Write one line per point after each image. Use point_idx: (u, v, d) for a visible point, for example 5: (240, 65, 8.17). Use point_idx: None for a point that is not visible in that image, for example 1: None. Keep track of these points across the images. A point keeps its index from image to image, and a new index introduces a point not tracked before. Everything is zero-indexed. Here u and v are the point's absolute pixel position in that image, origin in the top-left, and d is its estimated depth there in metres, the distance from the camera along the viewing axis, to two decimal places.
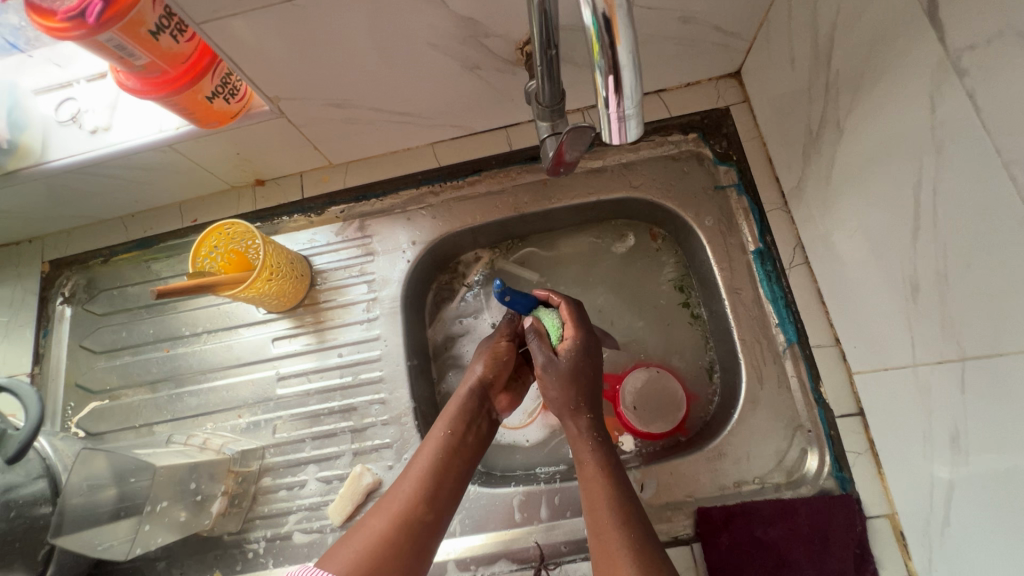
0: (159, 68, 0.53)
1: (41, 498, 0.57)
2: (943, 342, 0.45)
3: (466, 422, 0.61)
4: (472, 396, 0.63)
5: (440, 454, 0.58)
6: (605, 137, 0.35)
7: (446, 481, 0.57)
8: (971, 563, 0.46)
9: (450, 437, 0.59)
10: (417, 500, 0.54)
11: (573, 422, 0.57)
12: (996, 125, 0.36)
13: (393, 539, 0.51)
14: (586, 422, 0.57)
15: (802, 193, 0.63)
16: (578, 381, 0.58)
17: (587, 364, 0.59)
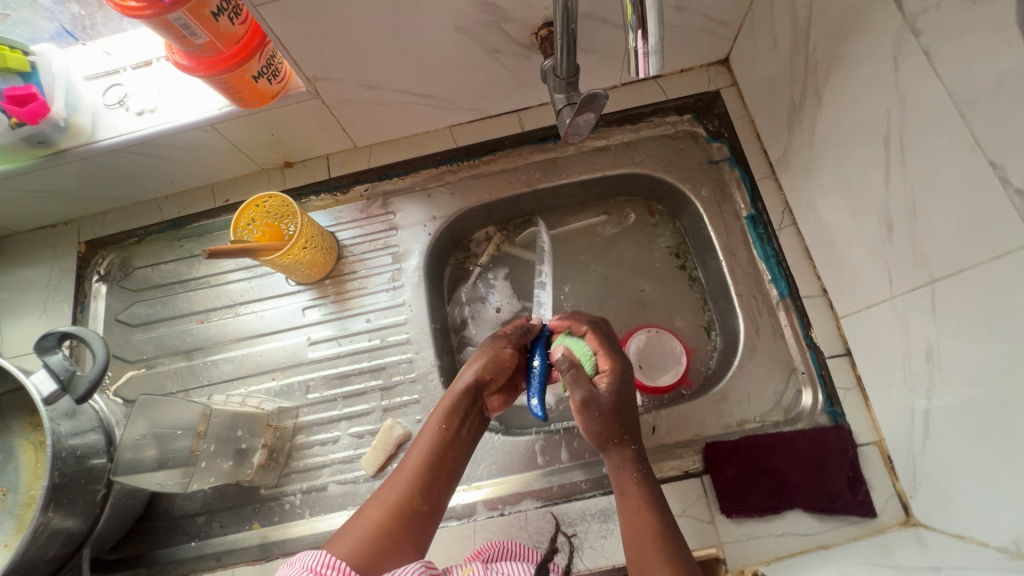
0: (215, 48, 0.59)
1: (94, 449, 0.60)
2: (916, 270, 0.51)
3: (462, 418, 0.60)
4: (466, 392, 0.62)
5: (434, 449, 0.57)
6: (631, 72, 0.42)
7: (439, 477, 0.56)
8: (949, 467, 0.52)
9: (443, 433, 0.58)
10: (414, 491, 0.54)
11: (614, 453, 0.56)
12: (947, 74, 0.43)
13: (389, 529, 0.52)
14: (627, 448, 0.56)
15: (788, 161, 0.70)
16: (617, 415, 0.57)
17: (622, 391, 0.58)
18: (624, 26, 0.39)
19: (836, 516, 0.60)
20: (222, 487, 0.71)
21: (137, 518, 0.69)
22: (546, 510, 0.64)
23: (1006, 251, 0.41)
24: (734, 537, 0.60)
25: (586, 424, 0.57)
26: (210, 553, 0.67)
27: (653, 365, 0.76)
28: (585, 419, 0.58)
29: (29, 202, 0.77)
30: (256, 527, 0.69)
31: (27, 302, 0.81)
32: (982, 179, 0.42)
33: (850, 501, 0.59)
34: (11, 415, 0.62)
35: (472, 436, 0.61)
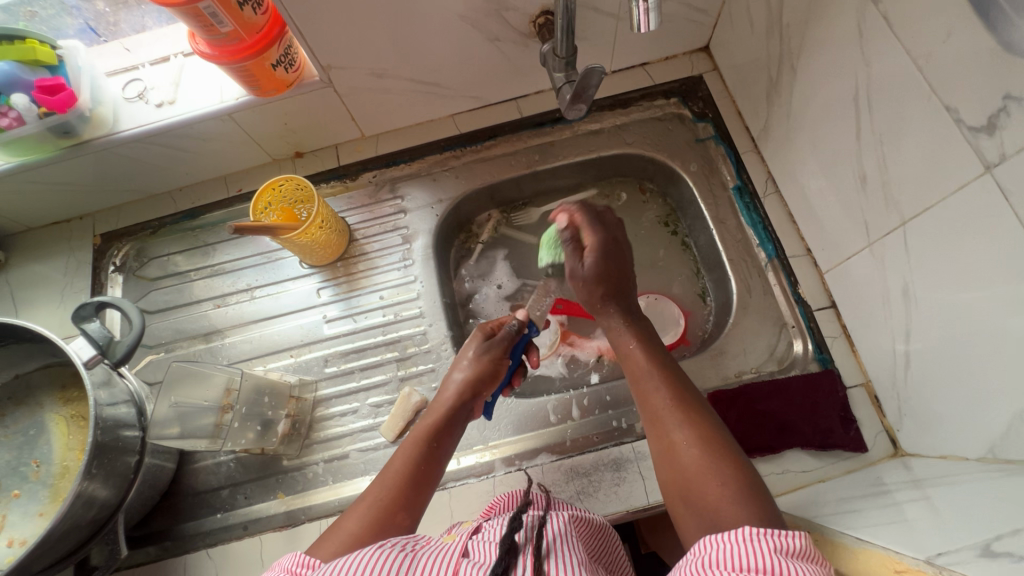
0: (238, 37, 0.63)
1: (126, 422, 0.60)
2: (889, 215, 0.57)
3: (445, 431, 0.60)
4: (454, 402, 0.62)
5: (419, 462, 0.57)
6: (634, 27, 0.45)
7: (426, 482, 0.56)
8: (930, 393, 0.57)
9: (426, 444, 0.58)
10: (396, 504, 0.53)
11: (604, 313, 0.65)
12: (903, 33, 0.49)
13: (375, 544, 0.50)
14: (616, 309, 0.65)
15: (768, 134, 0.77)
16: (604, 282, 0.65)
17: (612, 262, 0.66)
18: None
19: (831, 452, 0.65)
20: (245, 460, 0.72)
21: (161, 494, 0.71)
22: (560, 463, 0.68)
23: (963, 183, 0.47)
24: None
25: (579, 291, 0.67)
26: (237, 524, 0.69)
27: (654, 328, 0.81)
28: (578, 287, 0.67)
29: (48, 195, 0.80)
30: (280, 497, 0.71)
31: (44, 293, 0.82)
32: (940, 123, 0.48)
33: (843, 438, 0.64)
34: (44, 391, 0.64)
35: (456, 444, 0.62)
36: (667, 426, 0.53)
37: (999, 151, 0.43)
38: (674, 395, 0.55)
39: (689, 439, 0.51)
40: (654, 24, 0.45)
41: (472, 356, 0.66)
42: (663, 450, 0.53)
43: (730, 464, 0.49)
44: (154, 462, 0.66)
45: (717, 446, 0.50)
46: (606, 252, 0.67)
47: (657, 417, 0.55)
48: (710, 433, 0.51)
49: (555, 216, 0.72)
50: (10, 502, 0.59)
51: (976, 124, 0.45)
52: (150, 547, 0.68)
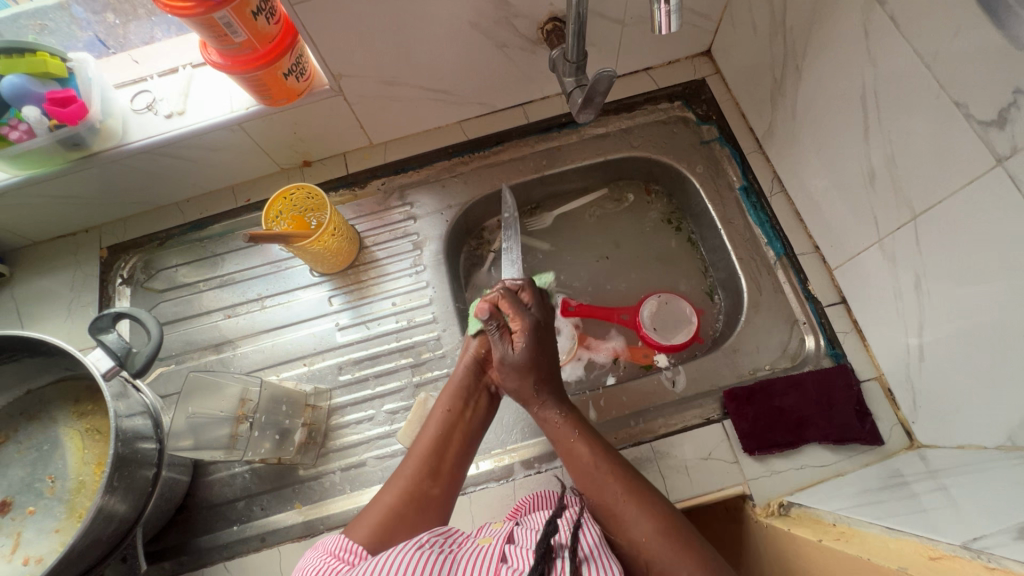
0: (251, 47, 0.63)
1: (143, 435, 0.59)
2: (899, 210, 0.58)
3: (465, 402, 0.67)
4: (469, 372, 0.68)
5: (443, 432, 0.64)
6: (655, 29, 0.46)
7: (451, 454, 0.63)
8: (945, 385, 0.58)
9: (449, 413, 0.65)
10: (423, 474, 0.60)
11: (537, 405, 0.64)
12: (910, 32, 0.51)
13: (407, 513, 0.57)
14: (548, 401, 0.64)
15: (773, 135, 0.78)
16: (534, 370, 0.64)
17: (539, 346, 0.66)
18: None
19: (849, 445, 0.65)
20: (260, 471, 0.72)
21: (176, 507, 0.70)
22: None
23: (975, 176, 0.48)
24: (757, 473, 0.65)
25: (507, 379, 0.65)
26: (254, 535, 0.68)
27: (667, 327, 0.82)
28: (507, 378, 0.65)
29: (54, 208, 0.79)
30: (297, 507, 0.70)
31: (50, 308, 0.81)
32: (949, 118, 0.49)
33: (860, 431, 0.65)
34: (57, 405, 0.63)
35: (482, 415, 0.67)
36: (625, 522, 0.55)
37: (1010, 144, 0.44)
38: (627, 487, 0.57)
39: (649, 535, 0.53)
40: (675, 25, 0.46)
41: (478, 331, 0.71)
42: (624, 546, 0.55)
43: (691, 554, 0.52)
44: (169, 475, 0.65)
45: (675, 535, 0.53)
46: (534, 333, 0.66)
47: (614, 514, 0.56)
48: (668, 523, 0.54)
49: (476, 308, 0.66)
50: (26, 518, 0.59)
51: (986, 119, 0.46)
52: (166, 563, 0.67)
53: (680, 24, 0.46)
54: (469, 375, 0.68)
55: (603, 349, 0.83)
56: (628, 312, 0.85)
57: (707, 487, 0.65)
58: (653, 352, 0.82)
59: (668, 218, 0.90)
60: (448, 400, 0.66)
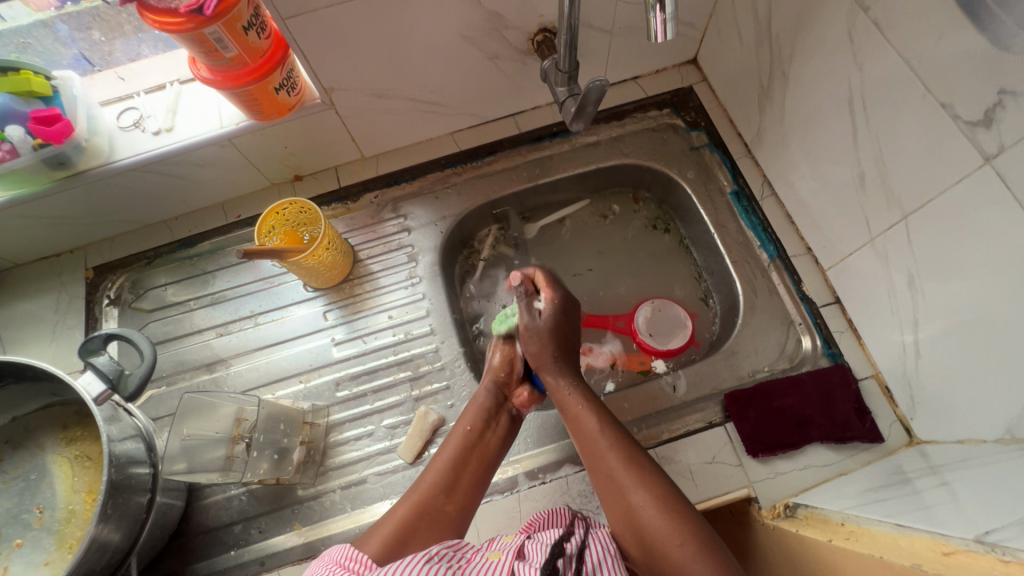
0: (242, 61, 0.63)
1: (136, 459, 0.58)
2: (890, 210, 0.59)
3: (485, 423, 0.66)
4: (489, 392, 0.69)
5: (463, 451, 0.63)
6: (652, 37, 0.47)
7: (469, 472, 0.62)
8: (942, 380, 0.59)
9: (470, 433, 0.65)
10: (439, 489, 0.60)
11: (551, 372, 0.68)
12: (895, 37, 0.52)
13: (421, 527, 0.56)
14: (563, 371, 0.68)
15: (762, 139, 0.79)
16: (554, 335, 0.69)
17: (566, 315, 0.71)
18: (646, 5, 0.45)
19: (850, 444, 0.66)
20: (257, 492, 0.70)
21: (170, 534, 0.68)
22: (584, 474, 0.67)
23: (962, 176, 0.50)
24: (761, 476, 0.65)
25: (530, 342, 0.69)
26: (253, 559, 0.66)
27: (663, 331, 0.83)
28: (530, 340, 0.69)
29: (37, 229, 0.77)
30: (297, 529, 0.68)
31: (34, 332, 0.79)
32: (936, 119, 0.50)
33: (861, 429, 0.65)
34: (44, 432, 0.61)
35: (502, 437, 0.66)
36: (625, 488, 0.55)
37: (997, 142, 0.46)
38: (628, 457, 0.57)
39: (646, 500, 0.53)
40: (671, 33, 0.46)
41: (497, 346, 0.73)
42: (621, 511, 0.54)
43: (686, 523, 0.51)
44: (164, 501, 0.63)
45: (673, 505, 0.53)
46: (564, 307, 0.71)
47: (614, 479, 0.56)
48: (666, 491, 0.54)
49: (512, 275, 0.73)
50: (13, 552, 0.56)
51: (973, 119, 0.47)
52: None
53: (675, 32, 0.47)
54: (490, 396, 0.69)
55: (601, 356, 0.83)
56: (624, 319, 0.85)
57: (713, 491, 0.65)
58: (649, 358, 0.82)
59: (652, 225, 0.91)
60: (468, 420, 0.66)
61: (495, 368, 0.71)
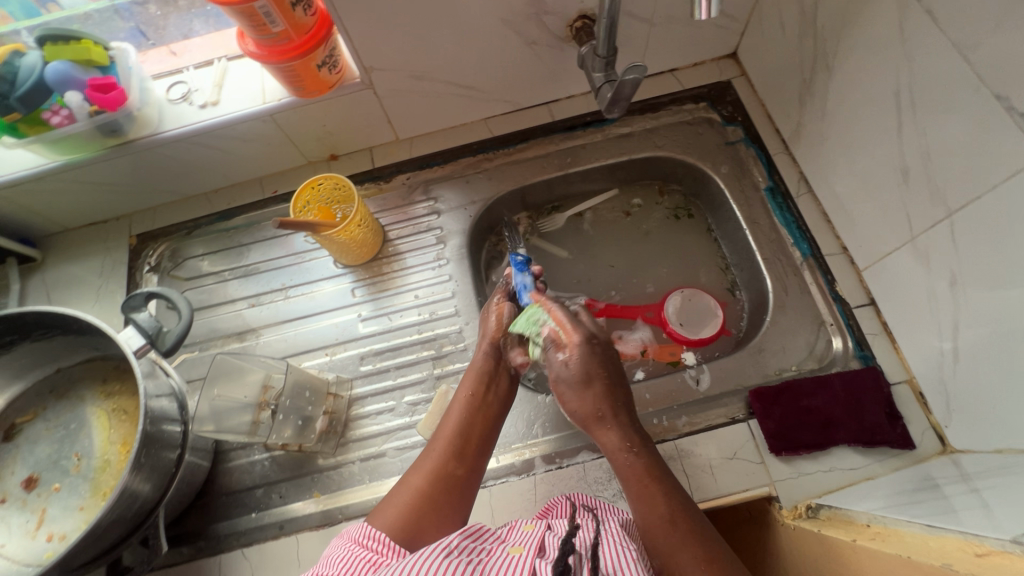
0: (288, 37, 0.65)
1: (169, 416, 0.60)
2: (934, 208, 0.57)
3: (484, 385, 0.67)
4: (488, 356, 0.69)
5: (468, 416, 0.64)
6: (695, 13, 0.46)
7: (475, 436, 0.63)
8: (980, 387, 0.57)
9: (472, 398, 0.65)
10: (449, 455, 0.60)
11: (600, 431, 0.59)
12: (949, 27, 0.50)
13: (435, 495, 0.57)
14: (615, 428, 0.59)
15: (800, 135, 0.78)
16: (596, 385, 0.61)
17: (600, 357, 0.63)
18: None
19: (879, 448, 0.64)
20: (279, 459, 0.72)
21: (196, 493, 0.70)
22: (602, 461, 0.67)
23: (1016, 171, 0.47)
24: (784, 475, 0.64)
25: (568, 399, 0.62)
26: (272, 523, 0.68)
27: (693, 322, 0.81)
28: (569, 396, 0.62)
29: (86, 195, 0.80)
30: (316, 497, 0.69)
31: (79, 293, 0.82)
32: (988, 112, 0.49)
33: (891, 434, 0.63)
34: (85, 384, 0.64)
35: (503, 398, 0.67)
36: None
37: None
38: (704, 545, 0.50)
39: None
40: (713, 11, 0.46)
41: (501, 304, 0.73)
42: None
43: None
44: (193, 459, 0.67)
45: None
46: (592, 345, 0.63)
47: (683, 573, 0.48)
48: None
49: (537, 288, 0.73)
50: (51, 495, 0.59)
51: None
52: (183, 548, 0.67)
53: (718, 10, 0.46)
54: (487, 360, 0.69)
55: (629, 346, 0.82)
56: (652, 310, 0.84)
57: (732, 487, 0.64)
58: (679, 349, 0.81)
59: (675, 213, 0.90)
60: (469, 386, 0.66)
61: (494, 332, 0.71)
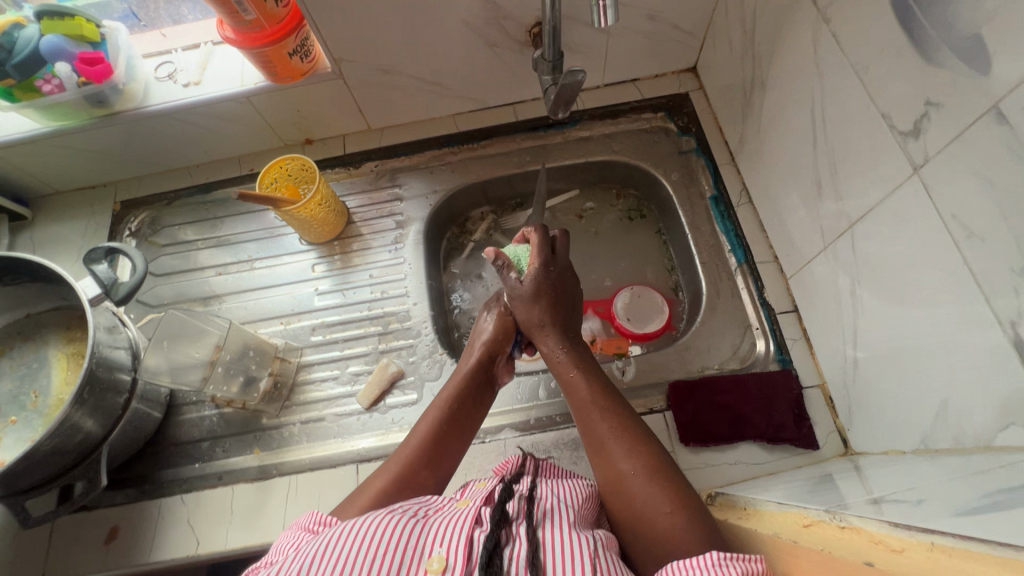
0: (260, 25, 0.70)
1: (120, 366, 0.65)
2: (841, 219, 0.61)
3: (468, 395, 0.65)
4: (478, 368, 0.67)
5: (445, 424, 0.62)
6: (594, 22, 0.53)
7: (449, 445, 0.61)
8: (874, 392, 0.60)
9: (453, 405, 0.64)
10: (420, 462, 0.58)
11: (541, 338, 0.67)
12: (850, 50, 0.54)
13: (402, 498, 0.55)
14: (555, 337, 0.67)
15: (744, 147, 0.81)
16: (543, 300, 0.68)
17: (552, 279, 0.70)
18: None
19: (783, 446, 0.67)
20: (227, 416, 0.77)
21: (146, 440, 0.75)
22: (523, 438, 0.71)
23: (898, 185, 0.51)
24: (691, 465, 0.67)
25: (517, 308, 0.70)
26: (212, 473, 0.72)
27: (640, 317, 0.85)
28: (518, 306, 0.69)
29: (75, 160, 0.87)
30: (256, 453, 0.74)
31: (61, 251, 0.88)
32: (878, 130, 0.52)
33: (795, 433, 0.66)
34: (50, 329, 0.71)
35: (482, 413, 0.66)
36: (613, 456, 0.54)
37: (923, 153, 0.47)
38: (622, 428, 0.56)
39: (635, 470, 0.52)
40: (611, 18, 0.52)
41: (492, 321, 0.71)
42: (608, 480, 0.54)
43: (675, 491, 0.49)
44: (141, 407, 0.71)
45: (664, 475, 0.51)
46: (548, 268, 0.70)
47: (603, 447, 0.55)
48: (656, 463, 0.52)
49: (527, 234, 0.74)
50: (7, 427, 0.65)
51: (905, 130, 0.49)
52: (128, 490, 0.71)
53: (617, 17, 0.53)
54: (474, 375, 0.67)
55: (579, 334, 0.86)
56: (602, 306, 0.89)
57: None
58: (626, 344, 0.84)
59: (628, 215, 0.94)
60: (450, 392, 0.65)
61: (487, 341, 0.69)
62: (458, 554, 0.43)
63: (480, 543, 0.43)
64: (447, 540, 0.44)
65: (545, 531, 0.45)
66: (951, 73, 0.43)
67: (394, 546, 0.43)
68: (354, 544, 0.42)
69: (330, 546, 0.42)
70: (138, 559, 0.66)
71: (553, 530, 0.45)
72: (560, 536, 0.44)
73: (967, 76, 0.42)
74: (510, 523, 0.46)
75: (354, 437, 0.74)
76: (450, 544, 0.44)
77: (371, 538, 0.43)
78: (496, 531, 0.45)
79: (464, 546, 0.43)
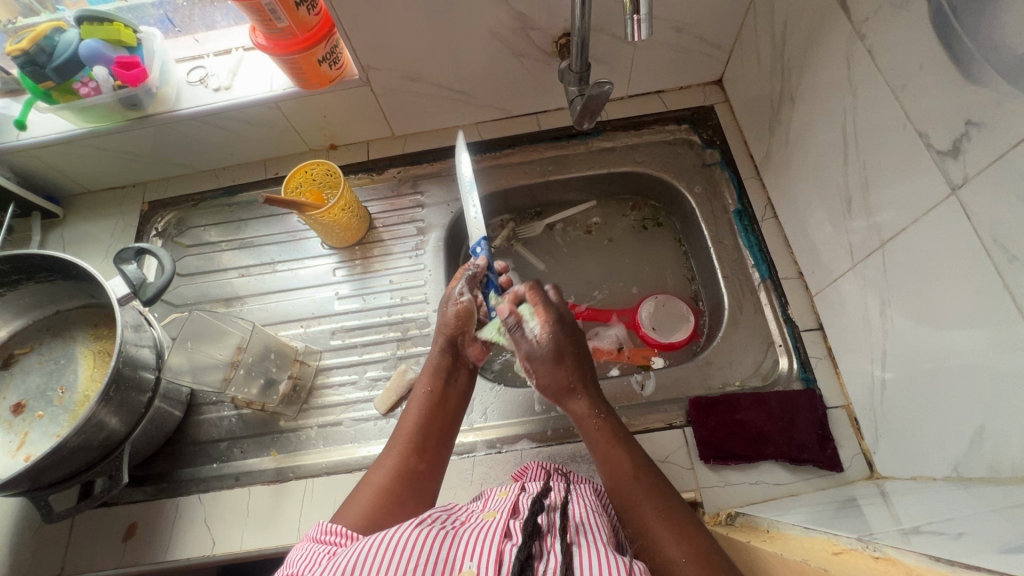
0: (292, 33, 0.72)
1: (146, 363, 0.66)
2: (871, 238, 0.60)
3: (446, 382, 0.67)
4: (443, 352, 0.68)
5: (427, 410, 0.64)
6: (627, 35, 0.52)
7: (434, 431, 0.62)
8: (903, 414, 0.58)
9: (431, 394, 0.65)
10: (410, 450, 0.60)
11: (572, 402, 0.62)
12: (886, 67, 0.53)
13: (397, 491, 0.56)
14: (585, 397, 0.62)
15: (770, 162, 0.80)
16: (565, 363, 0.63)
17: (569, 335, 0.64)
18: (625, 15, 0.51)
19: (805, 467, 0.66)
20: (246, 417, 0.77)
21: (166, 439, 0.76)
22: (539, 450, 0.71)
23: (934, 205, 0.50)
24: (710, 482, 0.66)
25: (539, 373, 0.64)
26: (229, 474, 0.73)
27: (666, 326, 0.84)
28: (541, 372, 0.63)
29: (107, 161, 0.89)
30: (272, 455, 0.74)
31: (91, 249, 0.90)
32: (915, 149, 0.51)
33: (818, 454, 0.65)
34: (79, 326, 0.73)
35: (461, 392, 0.68)
36: (662, 542, 0.50)
37: (962, 173, 0.47)
38: (667, 511, 0.53)
39: (685, 556, 0.48)
40: (644, 32, 0.51)
41: (461, 300, 0.69)
42: (656, 565, 0.50)
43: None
44: (164, 405, 0.71)
45: (716, 567, 0.47)
46: (562, 323, 0.64)
47: (650, 533, 0.51)
48: (708, 554, 0.49)
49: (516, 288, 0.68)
50: (34, 421, 0.66)
51: (943, 149, 0.48)
52: (148, 487, 0.72)
53: (651, 32, 0.52)
54: (443, 356, 0.68)
55: (604, 342, 0.85)
56: (627, 315, 0.88)
57: None
58: (652, 354, 0.83)
59: (642, 225, 0.94)
60: (427, 381, 0.66)
61: (451, 326, 0.68)
62: (488, 567, 0.40)
63: (511, 554, 0.41)
64: (478, 552, 0.42)
65: (579, 550, 0.43)
66: (995, 93, 0.42)
67: (427, 560, 0.41)
68: (387, 555, 0.41)
69: (364, 557, 0.41)
70: (156, 557, 0.66)
71: (586, 550, 0.43)
72: (594, 557, 0.42)
73: (1012, 97, 0.41)
74: (542, 536, 0.44)
75: (370, 443, 0.74)
76: (480, 556, 0.41)
77: (404, 548, 0.41)
78: (527, 542, 0.43)
79: (496, 557, 0.41)
